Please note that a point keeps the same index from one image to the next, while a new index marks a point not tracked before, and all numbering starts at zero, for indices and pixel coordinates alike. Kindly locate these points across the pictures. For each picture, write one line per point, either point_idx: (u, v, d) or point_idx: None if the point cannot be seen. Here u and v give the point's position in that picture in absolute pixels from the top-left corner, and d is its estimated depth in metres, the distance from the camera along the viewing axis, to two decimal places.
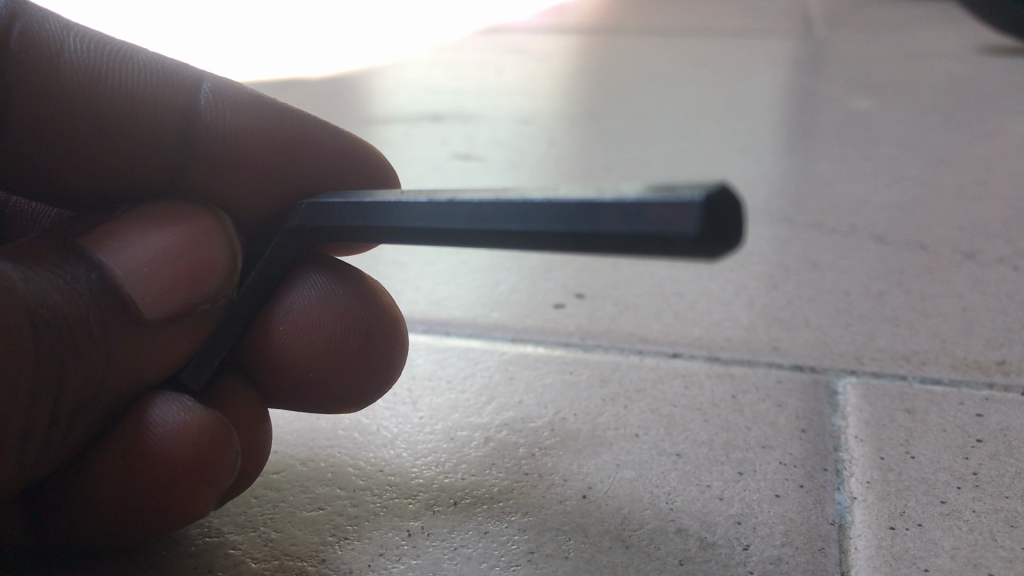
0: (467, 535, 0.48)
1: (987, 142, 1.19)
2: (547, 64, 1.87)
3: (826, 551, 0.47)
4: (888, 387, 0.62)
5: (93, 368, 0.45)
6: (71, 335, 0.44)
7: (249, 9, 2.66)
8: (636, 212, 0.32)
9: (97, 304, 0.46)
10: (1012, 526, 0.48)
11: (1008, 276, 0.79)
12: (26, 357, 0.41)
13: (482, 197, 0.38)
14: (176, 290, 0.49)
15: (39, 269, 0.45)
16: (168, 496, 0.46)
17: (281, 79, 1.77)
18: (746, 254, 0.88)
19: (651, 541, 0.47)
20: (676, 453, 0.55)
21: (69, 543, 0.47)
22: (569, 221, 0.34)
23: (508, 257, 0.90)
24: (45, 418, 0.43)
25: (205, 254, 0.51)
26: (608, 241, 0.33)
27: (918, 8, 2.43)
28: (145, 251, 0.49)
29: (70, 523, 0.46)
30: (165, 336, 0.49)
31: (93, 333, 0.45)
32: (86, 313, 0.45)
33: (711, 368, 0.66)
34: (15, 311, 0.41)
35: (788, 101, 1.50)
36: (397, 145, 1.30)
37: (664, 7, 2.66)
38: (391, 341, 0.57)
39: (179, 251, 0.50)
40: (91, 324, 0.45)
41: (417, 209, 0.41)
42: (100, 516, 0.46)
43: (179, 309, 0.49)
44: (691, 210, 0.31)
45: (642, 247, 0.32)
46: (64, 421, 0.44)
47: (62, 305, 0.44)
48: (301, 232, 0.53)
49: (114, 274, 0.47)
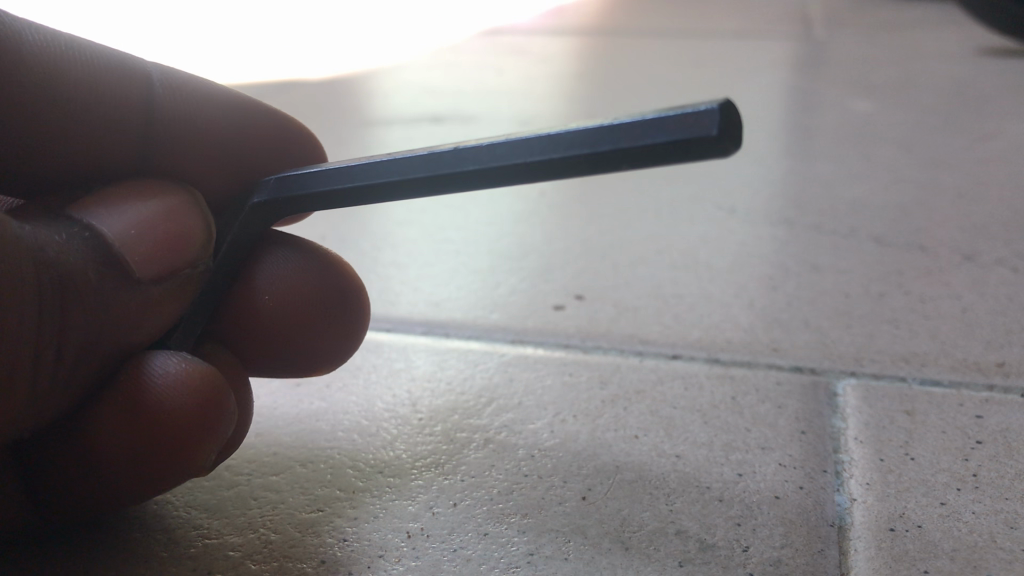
0: (467, 537, 0.48)
1: (986, 144, 1.19)
2: (547, 65, 1.89)
3: (827, 553, 0.47)
4: (888, 389, 0.62)
5: (94, 318, 0.46)
6: (72, 287, 0.44)
7: (250, 10, 2.66)
8: (656, 126, 0.37)
9: (93, 260, 0.46)
10: (1012, 527, 0.48)
11: (1008, 278, 0.79)
12: (32, 306, 0.42)
13: (490, 139, 0.42)
14: (165, 252, 0.50)
15: (39, 225, 0.45)
16: (167, 446, 0.47)
17: (282, 82, 1.77)
18: (746, 257, 0.88)
19: (651, 543, 0.48)
20: (675, 455, 0.55)
21: (67, 510, 0.48)
22: (590, 145, 0.38)
23: (507, 258, 0.90)
24: (48, 368, 0.43)
25: (184, 221, 0.52)
26: (628, 156, 0.38)
27: (918, 10, 2.43)
28: (129, 218, 0.49)
29: (69, 488, 0.47)
30: (157, 294, 0.50)
31: (93, 286, 0.45)
32: (86, 267, 0.45)
33: (711, 370, 0.66)
34: (25, 257, 0.42)
35: (787, 103, 1.50)
36: (396, 147, 1.29)
37: (664, 10, 2.66)
38: (345, 288, 0.61)
39: (160, 216, 0.51)
40: (92, 276, 0.46)
41: (417, 161, 0.44)
42: (98, 471, 0.47)
43: (167, 270, 0.50)
44: (711, 115, 0.36)
45: (662, 155, 0.37)
46: (63, 372, 0.45)
47: (64, 259, 0.44)
48: (262, 208, 0.54)
49: (107, 234, 0.47)
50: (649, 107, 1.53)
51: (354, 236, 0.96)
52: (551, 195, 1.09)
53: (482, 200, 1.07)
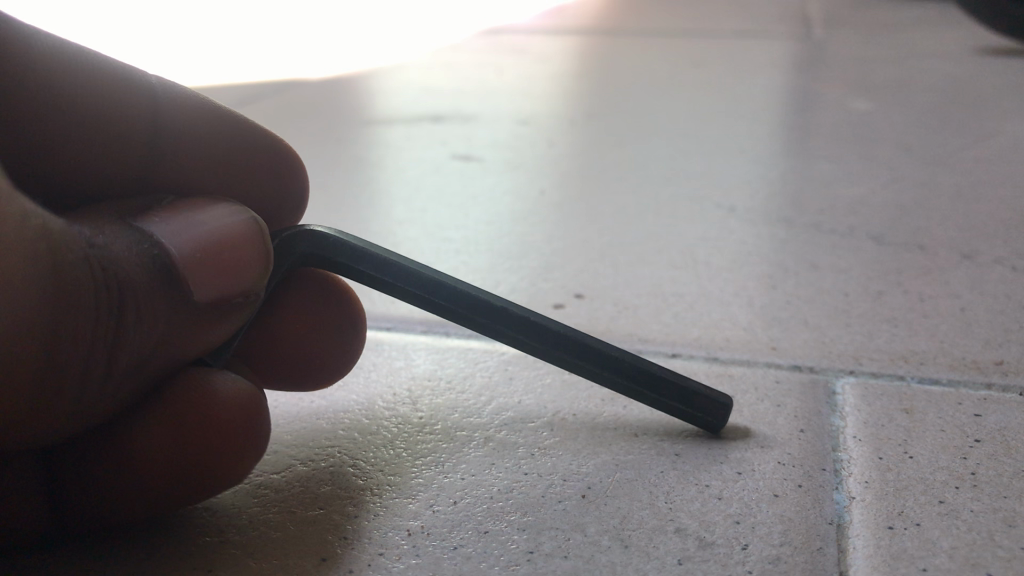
0: (466, 535, 0.48)
1: (985, 144, 1.19)
2: (547, 65, 1.89)
3: (825, 551, 0.47)
4: (886, 388, 0.63)
5: (148, 334, 0.44)
6: (131, 298, 0.43)
7: (251, 10, 2.67)
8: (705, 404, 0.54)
9: (152, 275, 0.44)
10: (1010, 525, 0.48)
11: (1007, 278, 0.79)
12: (87, 318, 0.41)
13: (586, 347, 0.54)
14: (222, 274, 0.47)
15: (104, 232, 0.44)
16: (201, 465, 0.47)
17: (282, 81, 1.77)
18: (745, 257, 0.88)
19: (650, 541, 0.48)
20: (674, 453, 0.56)
21: (81, 522, 0.47)
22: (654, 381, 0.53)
23: (507, 257, 0.90)
24: (96, 377, 0.43)
25: (245, 248, 0.48)
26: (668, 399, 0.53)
27: (918, 10, 2.43)
28: (191, 233, 0.46)
29: (92, 499, 0.46)
30: (211, 317, 0.48)
31: (149, 302, 0.44)
32: (147, 280, 0.44)
33: (710, 369, 0.66)
34: (84, 266, 0.41)
35: (787, 103, 1.50)
36: (396, 147, 1.29)
37: (664, 9, 2.66)
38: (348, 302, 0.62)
39: (224, 230, 0.47)
40: (152, 290, 0.44)
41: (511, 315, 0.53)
42: (128, 485, 0.46)
43: (222, 296, 0.47)
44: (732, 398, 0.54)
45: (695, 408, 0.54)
46: (111, 384, 0.44)
47: (127, 268, 0.43)
48: (314, 257, 0.56)
49: (164, 245, 0.45)
50: (649, 107, 1.53)
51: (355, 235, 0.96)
52: (551, 195, 1.09)
53: (482, 200, 1.07)
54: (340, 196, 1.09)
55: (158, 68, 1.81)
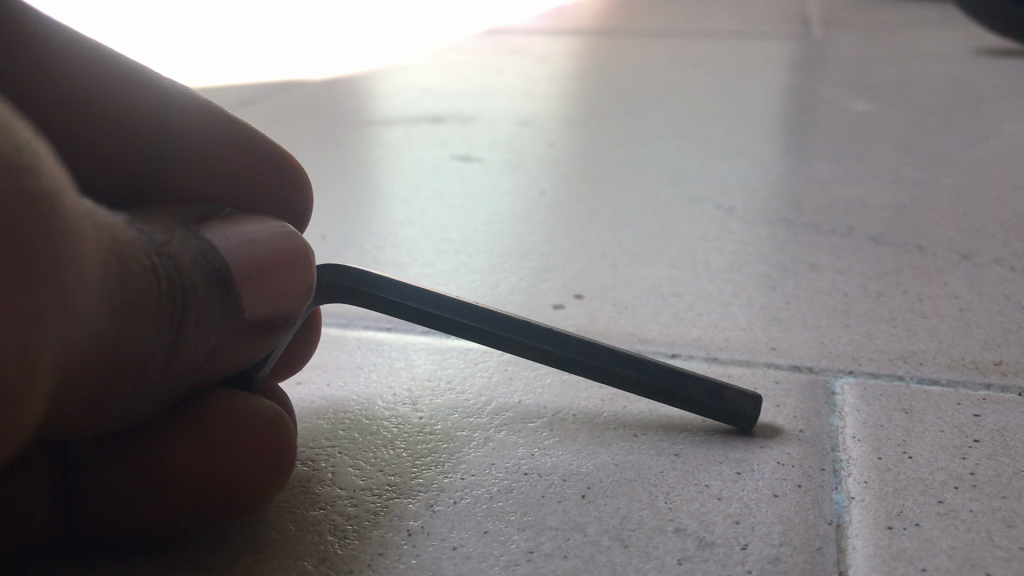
0: (466, 535, 0.49)
1: (984, 144, 1.20)
2: (547, 65, 1.89)
3: (824, 551, 0.47)
4: (885, 388, 0.63)
5: (196, 348, 0.42)
6: (185, 307, 0.40)
7: (253, 10, 2.67)
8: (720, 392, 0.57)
9: (208, 286, 0.42)
10: (1010, 525, 0.48)
11: (1006, 278, 0.79)
12: (141, 324, 0.38)
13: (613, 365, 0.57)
14: (275, 292, 0.44)
15: (164, 236, 0.42)
16: (235, 487, 0.45)
17: (283, 81, 1.78)
18: (744, 257, 0.88)
19: (650, 541, 0.48)
20: (674, 453, 0.56)
21: (99, 533, 0.45)
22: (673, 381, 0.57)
23: (507, 257, 0.90)
24: (141, 388, 0.40)
25: (297, 269, 0.45)
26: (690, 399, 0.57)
27: (918, 11, 2.43)
28: (247, 247, 0.44)
29: (112, 512, 0.44)
30: (258, 338, 0.45)
31: (201, 314, 0.41)
32: (203, 291, 0.41)
33: (710, 369, 0.66)
34: (144, 270, 0.39)
35: (786, 103, 1.50)
36: (397, 147, 1.30)
37: (664, 9, 2.66)
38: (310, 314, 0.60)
39: (281, 246, 0.45)
40: (207, 301, 0.41)
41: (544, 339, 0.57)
42: (154, 501, 0.44)
43: (272, 314, 0.44)
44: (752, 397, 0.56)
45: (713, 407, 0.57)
46: (152, 396, 0.42)
47: (186, 275, 0.41)
48: (328, 286, 0.57)
49: (218, 258, 0.43)
50: (649, 107, 1.53)
51: (355, 235, 0.96)
52: (551, 195, 1.09)
53: (482, 200, 1.07)
54: (341, 196, 1.09)
55: (159, 69, 1.82)
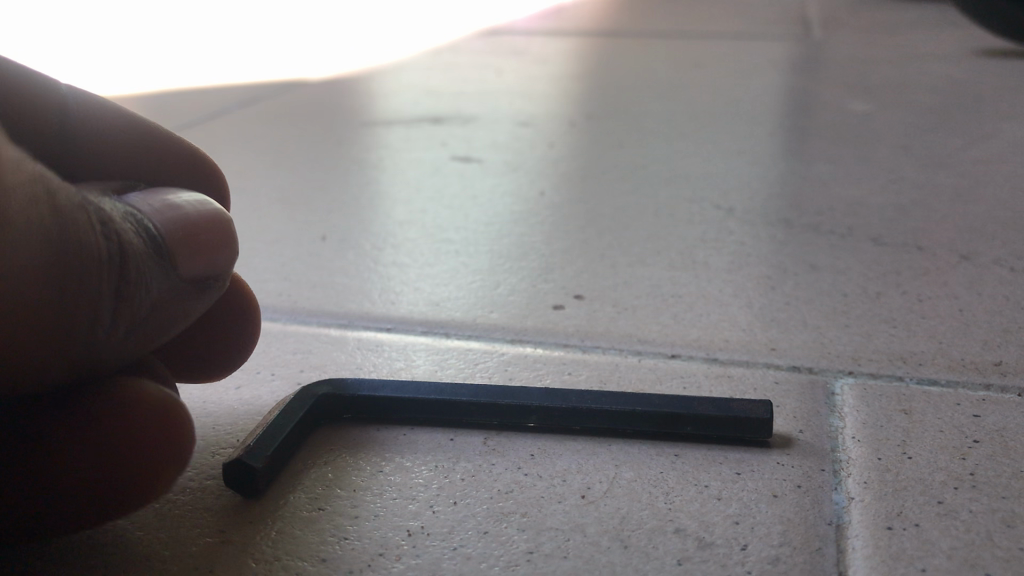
0: (467, 535, 0.49)
1: (983, 145, 1.20)
2: (546, 66, 1.89)
3: (824, 551, 0.47)
4: (884, 388, 0.63)
5: (121, 315, 0.41)
6: (110, 263, 0.39)
7: (254, 10, 2.68)
8: (726, 407, 0.57)
9: (140, 248, 0.41)
10: (1009, 526, 0.48)
11: (1005, 278, 0.79)
12: (45, 270, 0.38)
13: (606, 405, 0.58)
14: (198, 261, 0.44)
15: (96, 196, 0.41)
16: (135, 473, 0.43)
17: (283, 81, 1.78)
18: (744, 258, 0.88)
19: (650, 542, 0.48)
20: (674, 453, 0.56)
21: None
22: (671, 406, 0.57)
23: (507, 257, 0.90)
24: (53, 341, 0.39)
25: (217, 240, 0.45)
26: (699, 418, 0.57)
27: (918, 11, 2.44)
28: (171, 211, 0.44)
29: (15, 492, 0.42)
30: (180, 311, 0.44)
31: (127, 279, 0.40)
32: (132, 254, 0.40)
33: (709, 370, 0.66)
34: (70, 220, 0.38)
35: (786, 104, 1.51)
36: (396, 147, 1.30)
37: (665, 10, 2.66)
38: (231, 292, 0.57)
39: (209, 218, 0.45)
40: (133, 262, 0.41)
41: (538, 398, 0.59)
42: (55, 480, 0.42)
43: (201, 275, 0.44)
44: (763, 404, 0.56)
45: (725, 420, 0.56)
46: (58, 363, 0.40)
47: (112, 235, 0.40)
48: (329, 397, 0.60)
49: (150, 223, 0.42)
50: (648, 107, 1.54)
51: (354, 236, 0.96)
52: (550, 196, 1.09)
53: (481, 200, 1.08)
54: (340, 197, 1.09)
55: (160, 71, 1.82)
